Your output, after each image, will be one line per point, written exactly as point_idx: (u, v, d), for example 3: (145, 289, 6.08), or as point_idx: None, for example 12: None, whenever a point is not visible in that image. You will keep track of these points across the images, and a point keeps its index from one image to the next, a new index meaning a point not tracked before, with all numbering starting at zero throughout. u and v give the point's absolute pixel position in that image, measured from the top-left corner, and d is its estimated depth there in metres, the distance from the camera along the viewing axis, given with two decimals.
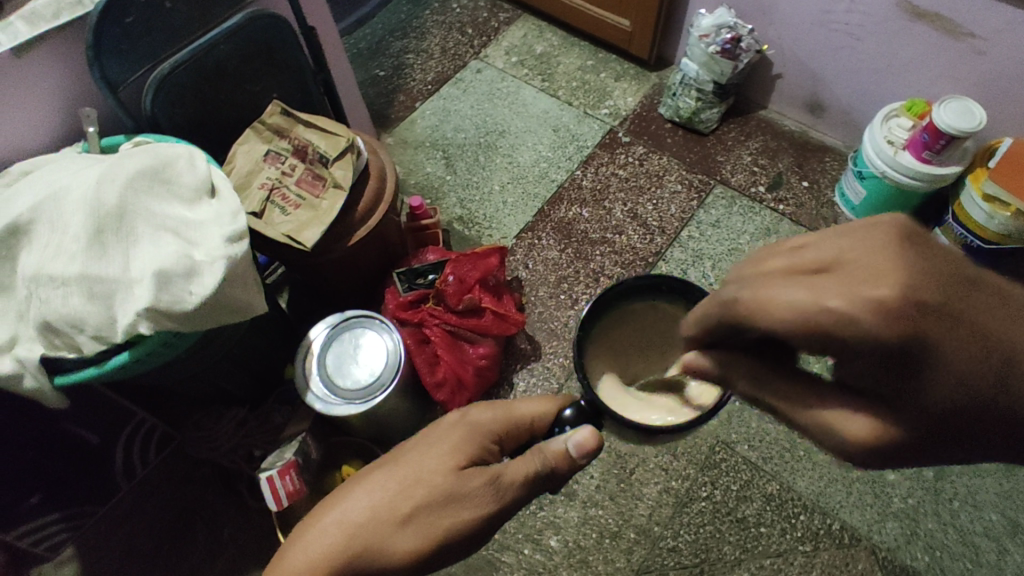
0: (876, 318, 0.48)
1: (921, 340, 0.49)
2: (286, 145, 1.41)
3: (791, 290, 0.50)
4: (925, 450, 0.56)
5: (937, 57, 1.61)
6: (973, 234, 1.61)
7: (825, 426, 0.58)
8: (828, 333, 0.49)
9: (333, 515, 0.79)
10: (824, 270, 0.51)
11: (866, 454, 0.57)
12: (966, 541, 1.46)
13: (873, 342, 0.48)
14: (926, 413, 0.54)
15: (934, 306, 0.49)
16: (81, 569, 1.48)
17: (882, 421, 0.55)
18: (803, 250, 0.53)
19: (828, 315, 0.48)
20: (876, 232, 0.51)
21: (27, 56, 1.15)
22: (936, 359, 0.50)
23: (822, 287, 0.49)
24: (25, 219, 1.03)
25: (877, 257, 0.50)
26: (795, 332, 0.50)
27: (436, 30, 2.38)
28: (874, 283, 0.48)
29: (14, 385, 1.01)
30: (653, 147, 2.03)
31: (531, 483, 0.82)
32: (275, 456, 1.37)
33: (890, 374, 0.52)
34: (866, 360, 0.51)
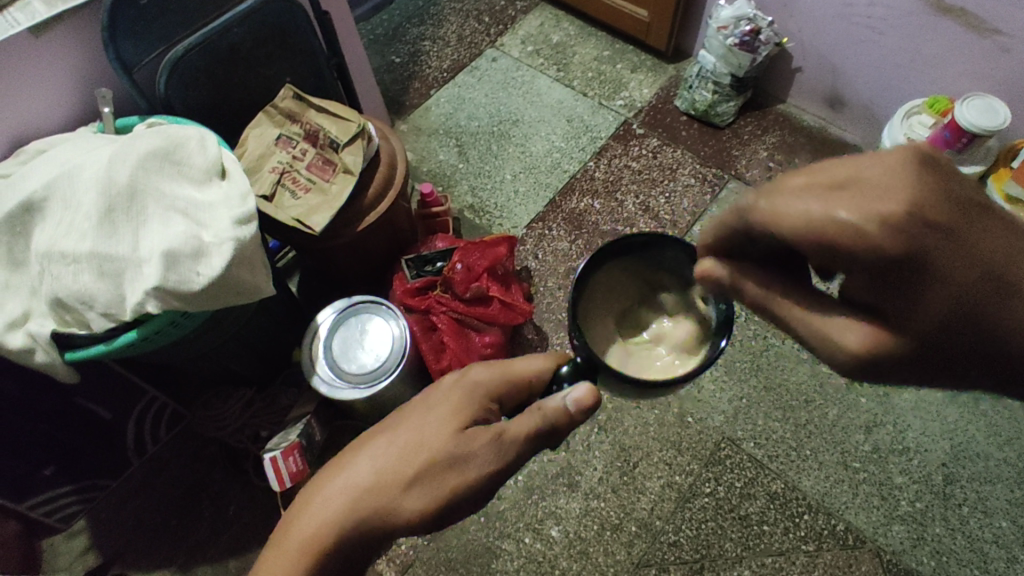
0: (880, 227, 0.53)
1: (921, 252, 0.54)
2: (298, 130, 1.42)
3: (802, 201, 0.55)
4: (923, 367, 0.60)
5: (962, 53, 1.56)
6: None
7: (829, 341, 0.60)
8: (838, 238, 0.54)
9: (339, 480, 0.79)
10: (843, 183, 0.55)
11: (862, 366, 0.60)
12: (974, 547, 1.43)
13: (879, 251, 0.53)
14: (926, 327, 0.58)
15: (938, 225, 0.54)
16: (93, 540, 1.53)
17: (883, 334, 0.59)
18: (823, 169, 0.57)
19: (838, 219, 0.53)
20: (890, 155, 0.55)
21: (45, 36, 1.16)
22: (935, 272, 0.55)
23: (838, 198, 0.54)
24: (39, 196, 1.05)
25: (891, 174, 0.54)
26: (810, 234, 0.55)
27: (453, 18, 2.37)
28: (883, 198, 0.53)
29: (26, 358, 1.03)
30: (667, 139, 2.01)
31: (534, 439, 0.82)
32: (279, 437, 1.39)
33: (894, 280, 0.55)
34: (872, 269, 0.55)
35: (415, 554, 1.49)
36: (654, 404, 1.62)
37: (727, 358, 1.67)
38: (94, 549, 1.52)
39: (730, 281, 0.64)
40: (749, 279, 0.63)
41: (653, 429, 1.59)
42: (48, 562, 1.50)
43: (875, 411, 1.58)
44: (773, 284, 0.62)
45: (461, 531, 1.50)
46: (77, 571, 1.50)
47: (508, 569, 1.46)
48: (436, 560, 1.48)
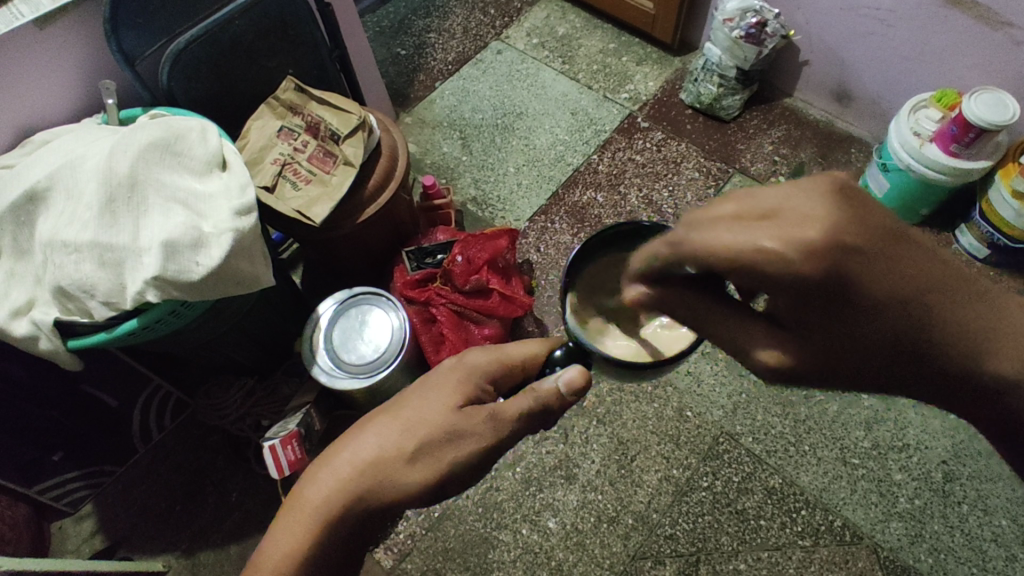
0: (802, 255, 0.52)
1: (846, 278, 0.53)
2: (299, 122, 1.43)
3: (733, 232, 0.53)
4: (840, 382, 0.61)
5: (972, 46, 1.54)
6: (1001, 232, 1.56)
7: (751, 353, 0.61)
8: (756, 266, 0.53)
9: (344, 456, 0.82)
10: (765, 214, 0.54)
11: (779, 376, 0.61)
12: (973, 545, 1.42)
13: (797, 276, 0.52)
14: (845, 346, 0.58)
15: (862, 249, 0.52)
16: (99, 524, 1.56)
17: (798, 348, 0.59)
18: (751, 195, 0.55)
19: (758, 248, 0.52)
20: (816, 182, 0.54)
21: (51, 28, 1.18)
22: (855, 295, 0.54)
23: (761, 226, 0.53)
24: (42, 186, 1.07)
25: (817, 201, 0.53)
26: (730, 265, 0.54)
27: (459, 10, 2.37)
28: (805, 224, 0.52)
29: (30, 345, 1.05)
30: (672, 133, 2.00)
31: (528, 418, 0.83)
32: (279, 426, 1.42)
33: (819, 304, 0.55)
34: (793, 293, 0.54)
35: (413, 542, 1.51)
36: (654, 398, 1.62)
37: (727, 354, 1.67)
38: (101, 532, 1.55)
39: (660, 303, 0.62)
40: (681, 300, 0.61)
41: (651, 423, 1.59)
42: (56, 545, 1.54)
43: (875, 407, 1.57)
44: (699, 307, 0.61)
45: (459, 520, 1.52)
46: (84, 554, 1.53)
47: (505, 559, 1.47)
48: (434, 549, 1.49)
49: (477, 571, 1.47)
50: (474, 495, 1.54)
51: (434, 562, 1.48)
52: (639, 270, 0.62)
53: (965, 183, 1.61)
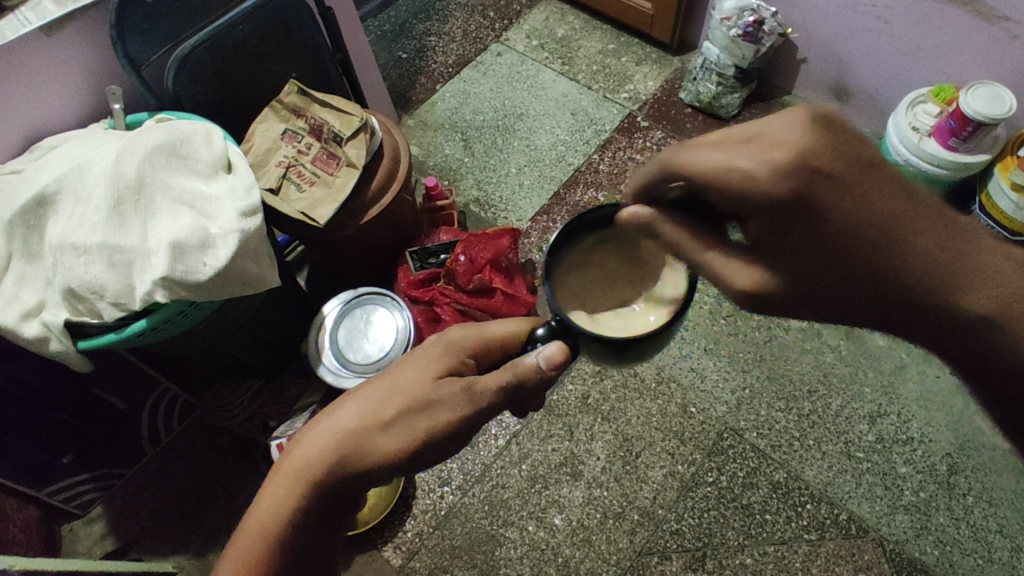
0: (767, 175, 0.68)
1: (807, 194, 0.68)
2: (302, 124, 1.44)
3: (720, 152, 0.71)
4: (805, 304, 0.75)
5: (969, 41, 1.55)
6: (1002, 227, 1.54)
7: (724, 274, 0.73)
8: (737, 182, 0.70)
9: (322, 425, 0.82)
10: (747, 140, 0.71)
11: (753, 297, 0.74)
12: (979, 537, 1.42)
13: (766, 194, 0.69)
14: (800, 264, 0.72)
15: (824, 169, 0.68)
16: (110, 526, 1.58)
17: (769, 271, 0.73)
18: (737, 129, 0.73)
19: (736, 168, 0.69)
20: (791, 116, 0.70)
21: (57, 34, 1.20)
22: (816, 208, 0.68)
23: (739, 150, 0.71)
24: (52, 189, 1.09)
25: (792, 131, 0.69)
26: (710, 181, 0.71)
27: (458, 13, 2.39)
28: (776, 148, 0.69)
29: (41, 347, 1.07)
30: (672, 132, 2.02)
31: (506, 392, 0.84)
32: (285, 425, 1.47)
33: (782, 218, 0.70)
34: (765, 205, 0.70)
35: (420, 540, 1.51)
36: (657, 395, 1.63)
37: (730, 350, 1.68)
38: (111, 535, 1.57)
39: (655, 224, 0.75)
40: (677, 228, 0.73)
41: (655, 419, 1.60)
42: (67, 547, 1.56)
43: (878, 401, 1.58)
44: (691, 229, 0.73)
45: (466, 519, 1.53)
46: (96, 555, 1.55)
47: (512, 556, 1.48)
48: (441, 546, 1.50)
49: (484, 568, 1.47)
50: (480, 493, 1.55)
51: (442, 561, 1.49)
52: (635, 194, 0.78)
53: (964, 177, 1.61)
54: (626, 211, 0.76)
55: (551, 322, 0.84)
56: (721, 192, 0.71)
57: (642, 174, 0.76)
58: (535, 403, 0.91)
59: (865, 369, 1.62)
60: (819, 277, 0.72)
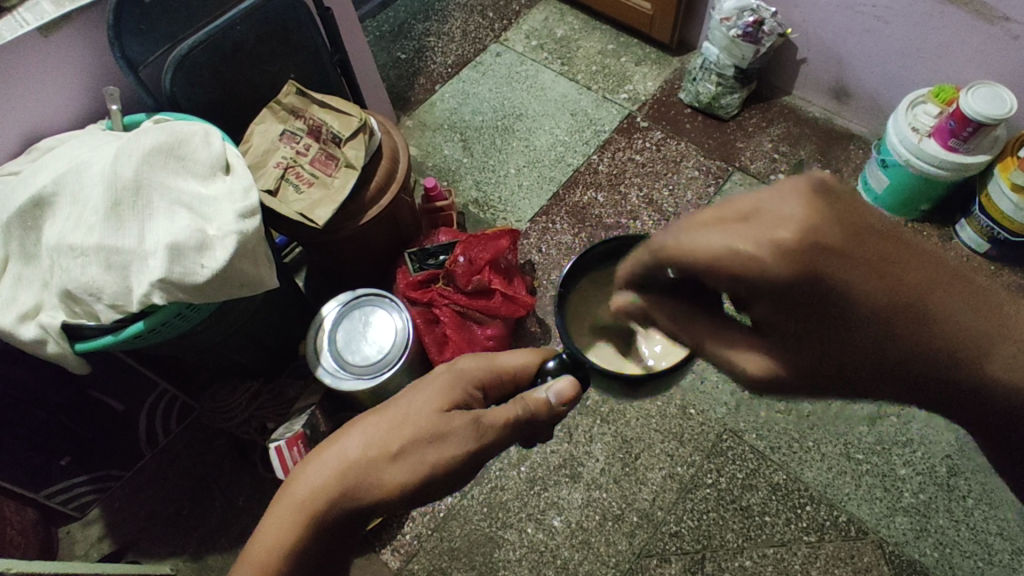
0: (774, 257, 0.52)
1: (818, 274, 0.52)
2: (301, 125, 1.44)
3: (720, 234, 0.55)
4: (823, 387, 0.62)
5: (969, 41, 1.54)
6: (1001, 226, 1.56)
7: (729, 359, 0.63)
8: (738, 273, 0.54)
9: (329, 453, 0.82)
10: (747, 214, 0.55)
11: (762, 387, 0.62)
12: (978, 539, 1.42)
13: (772, 279, 0.53)
14: (824, 343, 0.58)
15: (825, 244, 0.52)
16: (107, 528, 1.57)
17: (780, 359, 0.61)
18: (729, 203, 0.57)
19: (733, 253, 0.54)
20: (793, 184, 0.54)
21: (54, 35, 1.20)
22: (832, 292, 0.53)
23: (739, 230, 0.54)
24: (49, 191, 1.09)
25: (794, 203, 0.53)
26: (707, 267, 0.56)
27: (457, 13, 2.38)
28: (779, 226, 0.53)
29: (38, 349, 1.06)
30: (671, 132, 2.01)
31: (514, 427, 0.83)
32: (284, 427, 1.44)
33: (792, 303, 0.55)
34: (768, 291, 0.54)
35: (419, 543, 1.51)
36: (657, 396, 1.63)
37: None
38: (109, 537, 1.57)
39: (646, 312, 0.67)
40: (670, 314, 0.66)
41: (654, 421, 1.60)
42: (65, 549, 1.55)
43: (878, 403, 1.58)
44: (681, 317, 0.65)
45: (464, 520, 1.52)
46: (93, 557, 1.54)
47: (511, 558, 1.48)
48: (439, 549, 1.50)
49: (482, 570, 1.47)
50: (478, 495, 1.54)
51: (440, 562, 1.49)
52: (626, 278, 0.69)
53: (964, 178, 1.61)
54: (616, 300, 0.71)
55: (562, 356, 0.85)
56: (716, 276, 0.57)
57: (635, 262, 0.67)
58: (544, 435, 0.91)
59: None
60: (839, 366, 0.59)
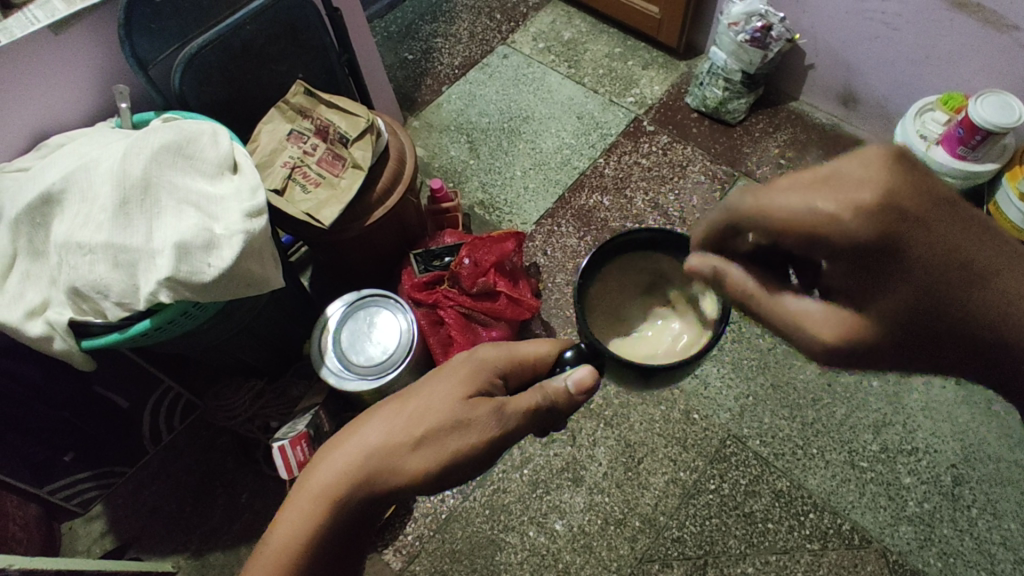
0: (858, 219, 0.59)
1: (895, 239, 0.60)
2: (309, 125, 1.44)
3: (789, 194, 0.62)
4: (901, 355, 0.66)
5: (978, 50, 1.54)
6: (1007, 234, 1.52)
7: (796, 323, 0.66)
8: (814, 230, 0.61)
9: (349, 442, 0.81)
10: (823, 179, 0.62)
11: (840, 353, 0.66)
12: (981, 549, 1.41)
13: (849, 238, 0.60)
14: (890, 315, 0.64)
15: (910, 211, 0.60)
16: (109, 524, 1.57)
17: (852, 319, 0.65)
18: (806, 170, 0.64)
19: (812, 210, 0.61)
20: (870, 154, 0.61)
21: (67, 32, 1.20)
22: (904, 251, 0.60)
23: (817, 190, 0.61)
24: (57, 188, 1.09)
25: (866, 169, 0.61)
26: (784, 227, 0.62)
27: (465, 15, 2.39)
28: (859, 188, 0.60)
29: (45, 346, 1.07)
30: (677, 137, 2.01)
31: (533, 415, 0.84)
32: (288, 427, 1.44)
33: (869, 264, 0.62)
34: (844, 254, 0.61)
35: (421, 544, 1.51)
36: (661, 400, 1.63)
37: (734, 357, 1.67)
38: (111, 533, 1.57)
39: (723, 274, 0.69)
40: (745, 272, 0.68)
41: (658, 426, 1.59)
42: (67, 545, 1.55)
43: (883, 411, 1.57)
44: (763, 281, 0.68)
45: (466, 522, 1.52)
46: (95, 554, 1.54)
47: (512, 561, 1.47)
48: (440, 550, 1.50)
49: (484, 573, 1.47)
50: (481, 497, 1.54)
51: (442, 564, 1.49)
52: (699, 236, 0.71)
53: (972, 185, 1.60)
54: (695, 259, 0.70)
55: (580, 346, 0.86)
56: (789, 235, 0.63)
57: (710, 224, 0.69)
58: (557, 425, 0.92)
59: (871, 380, 1.61)
60: (926, 328, 0.64)
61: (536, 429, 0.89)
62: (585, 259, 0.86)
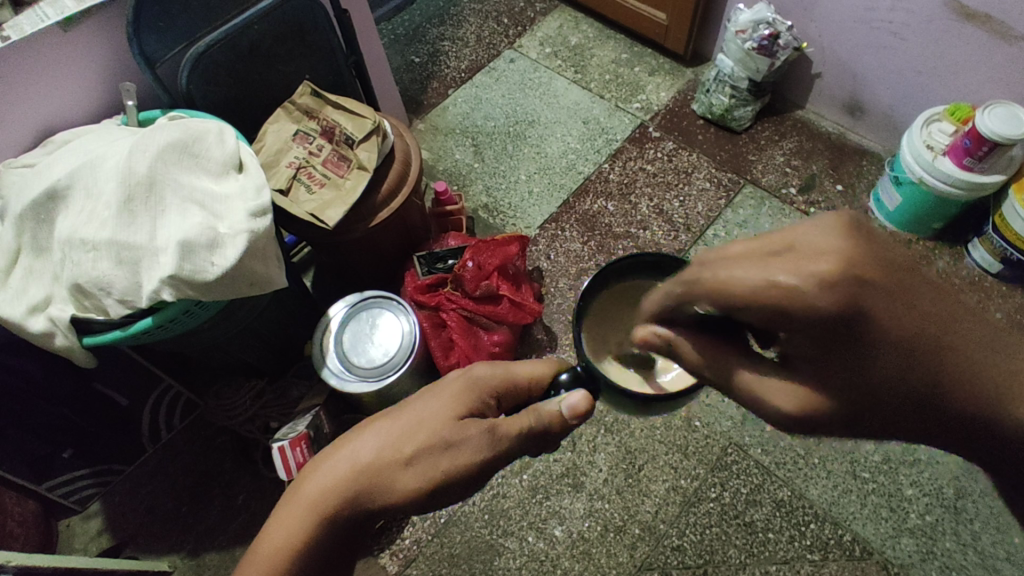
0: (818, 291, 0.53)
1: (859, 310, 0.54)
2: (315, 126, 1.44)
3: (752, 268, 0.55)
4: (859, 422, 0.64)
5: (987, 60, 1.53)
6: (1013, 246, 1.55)
7: (756, 397, 0.66)
8: (780, 306, 0.54)
9: (342, 454, 0.82)
10: (779, 250, 0.55)
11: (796, 422, 0.65)
12: (985, 562, 1.40)
13: (815, 309, 0.53)
14: (862, 377, 0.59)
15: (870, 282, 0.54)
16: (107, 522, 1.57)
17: (811, 389, 0.63)
18: (764, 236, 0.58)
19: (776, 285, 0.53)
20: (829, 219, 0.55)
21: (77, 29, 1.21)
22: (864, 327, 0.55)
23: (776, 262, 0.55)
24: (63, 185, 1.09)
25: (830, 238, 0.54)
26: (742, 305, 0.56)
27: (473, 18, 2.39)
28: (820, 258, 0.53)
29: (46, 342, 1.07)
30: (683, 143, 2.01)
31: (526, 438, 0.84)
32: (288, 428, 1.43)
33: (820, 342, 0.57)
34: (805, 329, 0.56)
35: (418, 548, 1.50)
36: None
37: None
38: (108, 532, 1.56)
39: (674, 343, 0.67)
40: (698, 345, 0.66)
41: (659, 433, 1.59)
42: (64, 543, 1.54)
43: None
44: (714, 356, 0.66)
45: (465, 527, 1.51)
46: (91, 552, 1.54)
47: (511, 566, 1.47)
48: (439, 554, 1.49)
49: None
50: (480, 501, 1.54)
51: (440, 568, 1.48)
52: (653, 309, 0.68)
53: (977, 197, 1.60)
54: (642, 331, 0.69)
55: (576, 369, 0.85)
56: (751, 312, 0.56)
57: (661, 297, 0.66)
58: (552, 445, 0.90)
59: None
60: (889, 396, 0.60)
61: (530, 451, 0.88)
62: (586, 282, 0.85)
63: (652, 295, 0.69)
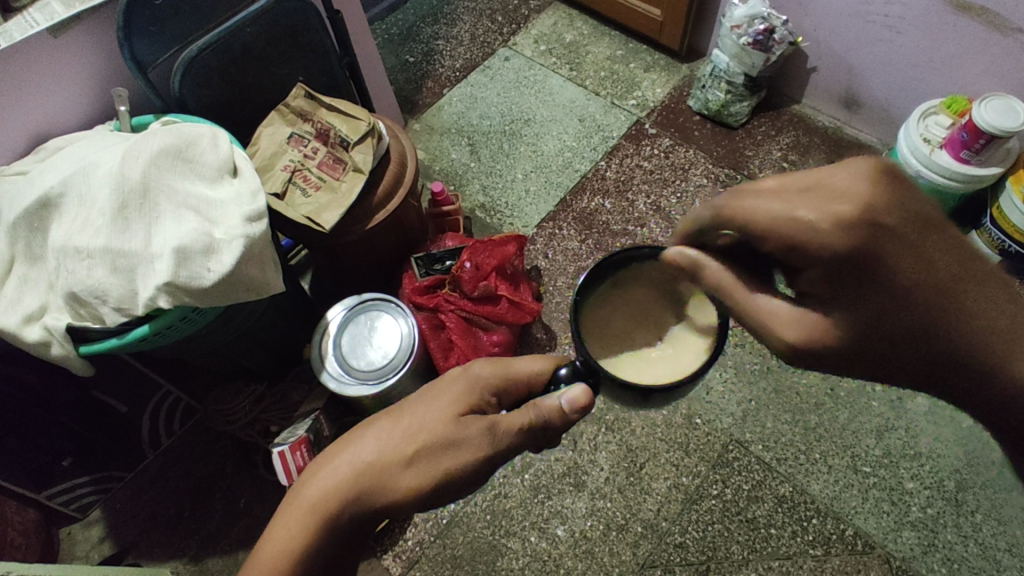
0: (836, 226, 0.68)
1: (872, 245, 0.68)
2: (309, 128, 1.43)
3: (782, 202, 0.71)
4: (867, 355, 0.73)
5: (983, 52, 1.53)
6: (1011, 239, 1.53)
7: (773, 334, 0.74)
8: (790, 236, 0.70)
9: (342, 457, 0.82)
10: (808, 188, 0.71)
11: (805, 350, 0.74)
12: (986, 555, 1.40)
13: (827, 244, 0.69)
14: (880, 312, 0.71)
15: (885, 229, 0.68)
16: (107, 529, 1.56)
17: (825, 321, 0.73)
18: (789, 177, 0.74)
19: (794, 218, 0.70)
20: (857, 167, 0.71)
21: (67, 36, 1.20)
22: (878, 262, 0.69)
23: (795, 200, 0.71)
24: (56, 192, 1.08)
25: (858, 182, 0.70)
26: (768, 227, 0.71)
27: (467, 17, 2.38)
28: (840, 199, 0.69)
29: (42, 351, 1.06)
30: (680, 139, 2.00)
31: (527, 434, 0.82)
32: (287, 432, 1.42)
33: (842, 263, 0.69)
34: (819, 257, 0.70)
35: (421, 550, 1.50)
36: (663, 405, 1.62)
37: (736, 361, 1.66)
38: (108, 539, 1.55)
39: (701, 266, 0.74)
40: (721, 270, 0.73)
41: (660, 430, 1.58)
42: (65, 550, 1.54)
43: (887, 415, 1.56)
44: (741, 278, 0.74)
45: (467, 528, 1.51)
46: (93, 559, 1.53)
47: (514, 567, 1.46)
48: (441, 556, 1.49)
49: None
50: (481, 502, 1.53)
51: (442, 570, 1.48)
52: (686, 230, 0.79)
53: (975, 190, 1.60)
54: (673, 251, 0.75)
55: (574, 363, 0.84)
56: (771, 239, 0.72)
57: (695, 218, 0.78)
58: (553, 442, 0.89)
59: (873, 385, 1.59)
60: (889, 336, 0.72)
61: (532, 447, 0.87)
62: (580, 279, 0.86)
63: (687, 219, 0.79)
